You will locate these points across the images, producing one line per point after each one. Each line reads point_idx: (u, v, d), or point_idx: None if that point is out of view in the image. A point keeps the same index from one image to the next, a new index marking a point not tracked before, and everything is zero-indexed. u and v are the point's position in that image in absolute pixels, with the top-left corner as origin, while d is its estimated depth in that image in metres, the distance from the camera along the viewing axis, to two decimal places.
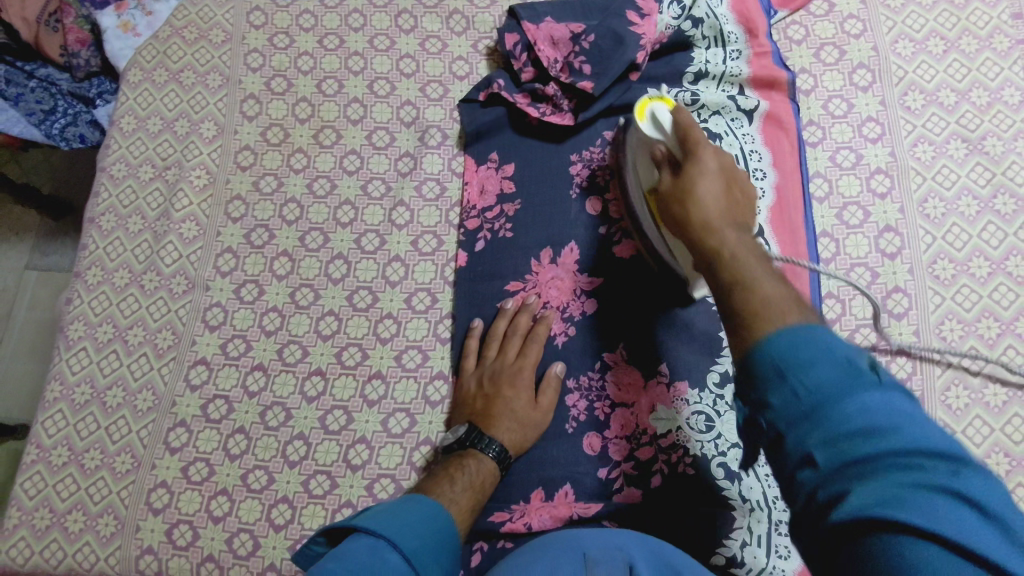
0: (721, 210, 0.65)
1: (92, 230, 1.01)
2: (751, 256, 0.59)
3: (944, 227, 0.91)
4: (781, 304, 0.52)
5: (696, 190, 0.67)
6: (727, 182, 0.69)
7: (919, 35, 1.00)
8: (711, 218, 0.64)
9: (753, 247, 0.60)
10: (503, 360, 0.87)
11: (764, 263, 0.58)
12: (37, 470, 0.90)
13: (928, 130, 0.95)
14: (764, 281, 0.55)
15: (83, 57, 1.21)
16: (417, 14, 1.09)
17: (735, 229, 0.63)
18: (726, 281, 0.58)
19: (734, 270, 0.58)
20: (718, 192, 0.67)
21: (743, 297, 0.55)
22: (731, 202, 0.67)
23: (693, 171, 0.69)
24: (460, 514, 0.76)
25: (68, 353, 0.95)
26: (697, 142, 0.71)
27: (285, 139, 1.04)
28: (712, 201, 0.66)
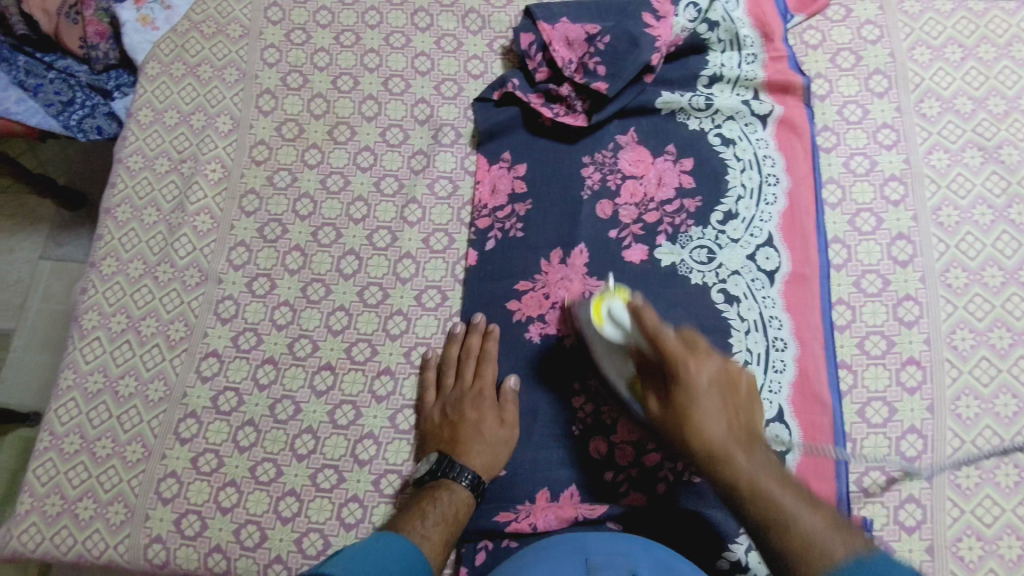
0: (728, 432, 0.67)
1: (108, 221, 1.02)
2: (779, 489, 0.62)
3: (958, 236, 0.90)
4: (829, 539, 0.57)
5: (699, 417, 0.68)
6: (723, 385, 0.70)
7: (937, 41, 0.99)
8: (721, 442, 0.66)
9: (771, 472, 0.64)
10: (461, 387, 0.88)
11: (786, 487, 0.62)
12: (49, 457, 0.91)
13: (943, 138, 0.95)
14: (801, 517, 0.60)
15: (102, 50, 1.22)
16: (433, 12, 1.10)
17: (743, 449, 0.66)
18: (758, 530, 0.61)
19: (767, 510, 0.61)
20: (718, 414, 0.68)
21: (783, 543, 0.59)
22: (730, 417, 0.69)
23: (687, 409, 0.68)
24: (432, 550, 0.76)
25: (82, 342, 0.96)
26: (680, 353, 0.70)
27: (299, 135, 1.05)
28: (716, 430, 0.67)
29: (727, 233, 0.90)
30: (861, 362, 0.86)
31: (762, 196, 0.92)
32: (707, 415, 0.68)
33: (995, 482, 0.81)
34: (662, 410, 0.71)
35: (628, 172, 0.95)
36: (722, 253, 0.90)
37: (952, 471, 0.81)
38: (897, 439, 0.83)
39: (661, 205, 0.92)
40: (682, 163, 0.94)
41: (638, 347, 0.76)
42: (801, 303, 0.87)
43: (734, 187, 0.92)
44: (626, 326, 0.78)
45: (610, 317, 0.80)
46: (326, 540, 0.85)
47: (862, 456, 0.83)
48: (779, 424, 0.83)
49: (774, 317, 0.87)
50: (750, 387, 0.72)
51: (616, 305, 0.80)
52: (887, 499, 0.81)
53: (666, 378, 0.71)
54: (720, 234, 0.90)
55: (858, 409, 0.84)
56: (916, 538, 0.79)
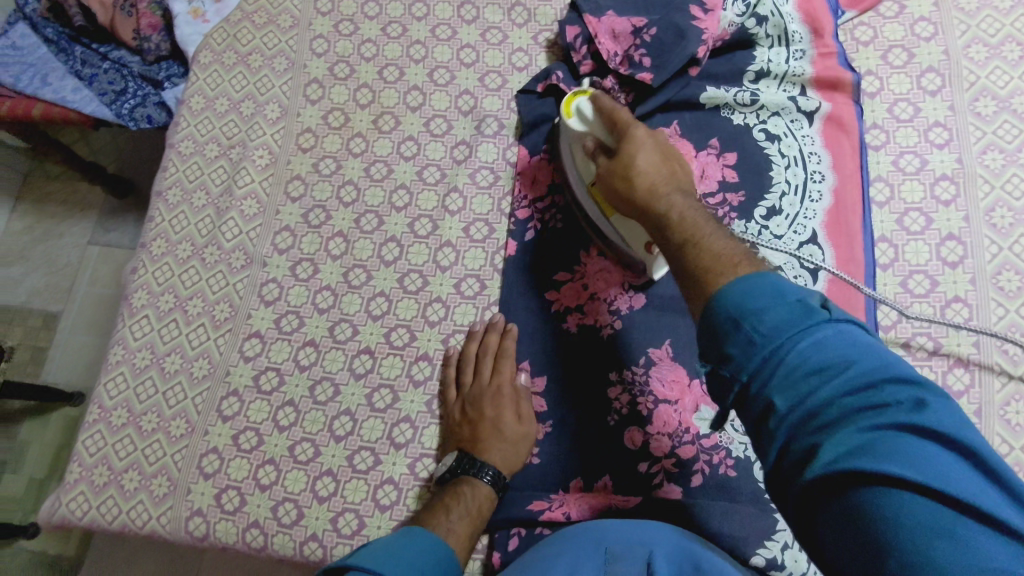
0: (663, 176, 0.71)
1: (159, 204, 1.05)
2: (702, 223, 0.64)
3: (1012, 238, 0.88)
4: (732, 257, 0.58)
5: (640, 160, 0.72)
6: (663, 156, 0.74)
7: (994, 39, 0.97)
8: (653, 185, 0.70)
9: (697, 209, 0.67)
10: (480, 384, 0.87)
11: (712, 224, 0.64)
12: (98, 429, 0.94)
13: (998, 138, 0.92)
14: (714, 239, 0.61)
15: (154, 42, 1.26)
16: (479, 5, 1.10)
17: (679, 194, 0.69)
18: (678, 249, 0.63)
19: (687, 233, 0.63)
20: (655, 163, 0.72)
21: (700, 259, 0.59)
22: (665, 165, 0.73)
23: (625, 160, 0.73)
24: (458, 543, 0.77)
25: (131, 320, 0.99)
26: (627, 121, 0.76)
27: (345, 124, 1.07)
28: (648, 166, 0.72)
29: (770, 229, 0.89)
30: (906, 363, 0.84)
31: (807, 192, 0.91)
32: (645, 156, 0.72)
33: None
34: (611, 165, 0.75)
35: None
36: (764, 248, 0.89)
37: None
38: None
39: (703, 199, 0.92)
40: (725, 157, 0.93)
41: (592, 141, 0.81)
42: (845, 303, 0.86)
43: (778, 183, 0.91)
44: (588, 118, 0.81)
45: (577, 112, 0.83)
46: (361, 520, 0.86)
47: None
48: None
49: None
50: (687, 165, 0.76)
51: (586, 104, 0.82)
52: None
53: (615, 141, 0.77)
54: (763, 230, 0.89)
55: None
56: None
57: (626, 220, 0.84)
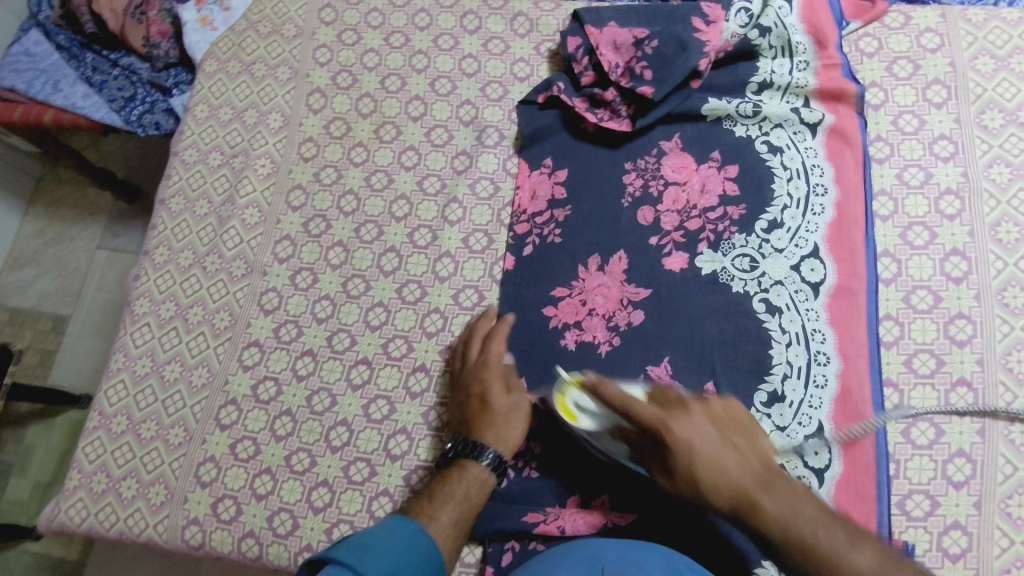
0: (743, 472, 0.65)
1: (162, 212, 1.06)
2: (811, 515, 0.61)
3: (1018, 254, 0.86)
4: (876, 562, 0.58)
5: (709, 454, 0.66)
6: (719, 427, 0.70)
7: (1002, 51, 0.96)
8: (741, 486, 0.64)
9: (806, 503, 0.62)
10: (469, 362, 0.88)
11: (824, 513, 0.61)
12: (97, 436, 0.95)
13: (1005, 151, 0.91)
14: (845, 553, 0.58)
15: (163, 48, 1.27)
16: (481, 15, 1.10)
17: (764, 489, 0.64)
18: (799, 567, 0.60)
19: (808, 542, 0.59)
20: (720, 445, 0.67)
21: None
22: (731, 446, 0.68)
23: (686, 458, 0.67)
24: (441, 531, 0.75)
25: (133, 327, 1.00)
26: (653, 412, 0.69)
27: (347, 133, 1.07)
28: (730, 467, 0.66)
29: (771, 243, 0.88)
30: (908, 380, 0.83)
31: (809, 206, 0.90)
32: (717, 463, 0.66)
33: None
34: (671, 471, 0.68)
35: (671, 178, 0.94)
36: (765, 262, 0.88)
37: (1004, 499, 0.78)
38: (944, 463, 0.80)
39: (704, 212, 0.91)
40: (726, 170, 0.93)
41: (627, 432, 0.75)
42: (846, 318, 0.85)
43: (780, 196, 0.90)
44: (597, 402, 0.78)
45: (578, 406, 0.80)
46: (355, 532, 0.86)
47: (905, 479, 0.80)
48: (819, 441, 0.81)
49: (817, 331, 0.84)
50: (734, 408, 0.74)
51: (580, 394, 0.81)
52: (931, 524, 0.78)
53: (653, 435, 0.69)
54: (764, 243, 0.88)
55: (903, 429, 0.81)
56: (961, 567, 0.76)
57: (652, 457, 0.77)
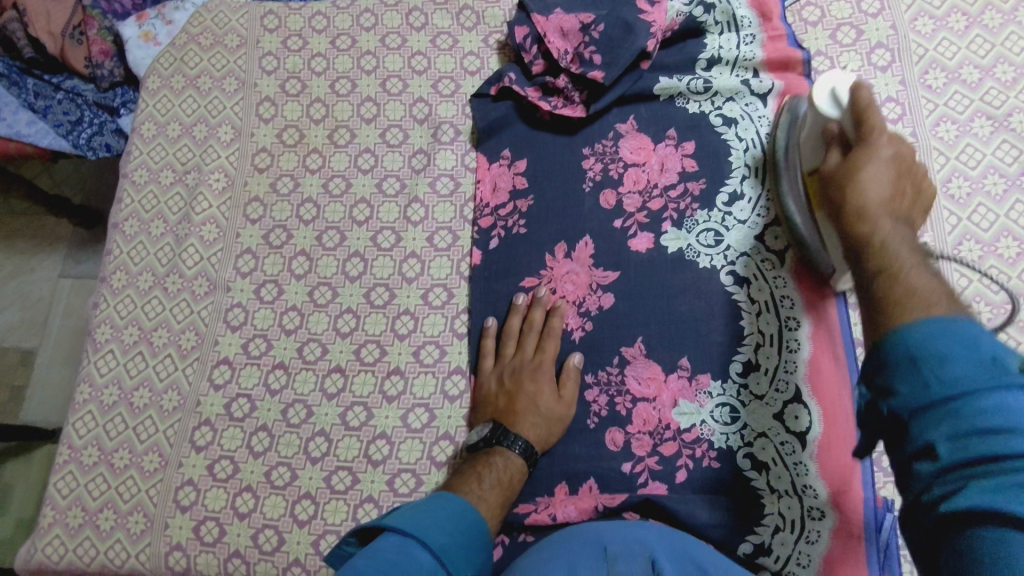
0: (890, 197, 0.58)
1: (117, 236, 1.03)
2: (911, 257, 0.52)
3: (969, 208, 0.88)
4: (932, 296, 0.48)
5: (863, 172, 0.60)
6: (902, 172, 0.60)
7: (939, 11, 0.98)
8: (873, 203, 0.57)
9: (910, 240, 0.54)
10: (522, 357, 0.87)
11: (921, 260, 0.52)
12: (69, 470, 0.92)
13: (950, 109, 0.93)
14: (915, 274, 0.50)
15: (107, 67, 1.24)
16: (427, 11, 1.09)
17: (894, 219, 0.56)
18: (870, 275, 0.52)
19: (883, 262, 0.52)
20: (891, 181, 0.59)
21: (883, 288, 0.50)
22: (903, 193, 0.59)
23: (863, 156, 0.62)
24: (489, 510, 0.76)
25: (96, 355, 0.98)
26: (877, 120, 0.64)
27: (300, 141, 1.05)
28: (880, 191, 0.58)
29: (733, 215, 0.89)
30: None
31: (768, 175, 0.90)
32: (875, 177, 0.59)
33: None
34: (837, 159, 0.65)
35: (630, 160, 0.94)
36: (729, 235, 0.89)
37: None
38: None
39: (665, 191, 0.92)
40: (684, 146, 0.93)
41: (835, 128, 0.71)
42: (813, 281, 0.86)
43: (738, 168, 0.91)
44: (843, 103, 0.72)
45: (829, 96, 0.74)
46: None
47: None
48: (797, 404, 0.81)
49: (785, 297, 0.85)
50: (927, 194, 0.62)
51: (841, 86, 0.74)
52: None
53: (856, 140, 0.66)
54: (727, 216, 0.89)
55: None
56: None
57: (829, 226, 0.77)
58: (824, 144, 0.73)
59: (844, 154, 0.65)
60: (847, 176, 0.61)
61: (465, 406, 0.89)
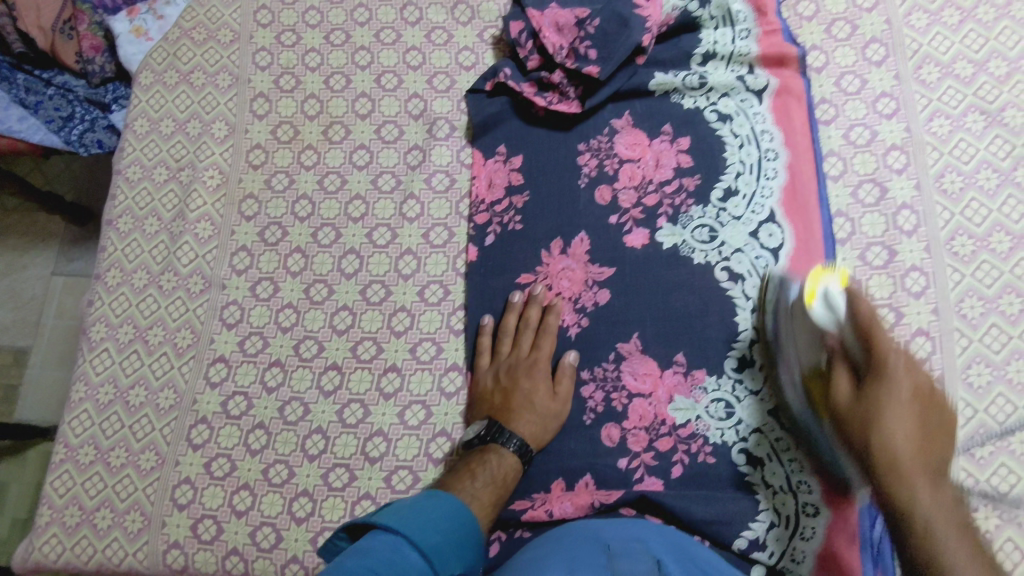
0: (915, 450, 0.61)
1: (111, 234, 1.03)
2: (952, 532, 0.55)
3: (962, 203, 0.89)
4: (951, 544, 0.54)
5: (885, 424, 0.63)
6: (923, 409, 0.64)
7: (934, 6, 0.98)
8: (905, 460, 0.60)
9: (953, 512, 0.57)
10: (517, 355, 0.88)
11: (966, 535, 0.55)
12: (66, 469, 0.92)
13: (944, 104, 0.93)
14: (958, 555, 0.53)
15: (98, 62, 1.23)
16: (421, 5, 1.09)
17: (928, 478, 0.59)
18: (911, 551, 0.56)
19: (924, 551, 0.55)
20: (912, 427, 0.62)
21: (904, 517, 0.58)
22: (928, 433, 0.62)
23: (882, 394, 0.65)
24: (481, 509, 0.76)
25: (91, 354, 0.97)
26: (883, 337, 0.68)
27: (295, 137, 1.05)
28: (905, 437, 0.62)
29: (728, 211, 0.89)
30: None
31: (762, 171, 0.91)
32: (895, 425, 0.62)
33: (1011, 450, 0.80)
34: (851, 390, 0.68)
35: (625, 156, 0.94)
36: (724, 231, 0.89)
37: (965, 441, 0.81)
38: None
39: (660, 187, 0.92)
40: (679, 142, 0.93)
41: (833, 335, 0.73)
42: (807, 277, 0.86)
43: (733, 164, 0.91)
44: (838, 310, 0.73)
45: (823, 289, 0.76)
46: None
47: None
48: None
49: None
50: (949, 416, 0.65)
51: (835, 287, 0.75)
52: None
53: (867, 367, 0.68)
54: (721, 212, 0.89)
55: None
56: None
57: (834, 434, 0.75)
58: (818, 347, 0.75)
59: (858, 389, 0.68)
60: (867, 425, 0.64)
61: (461, 403, 0.90)
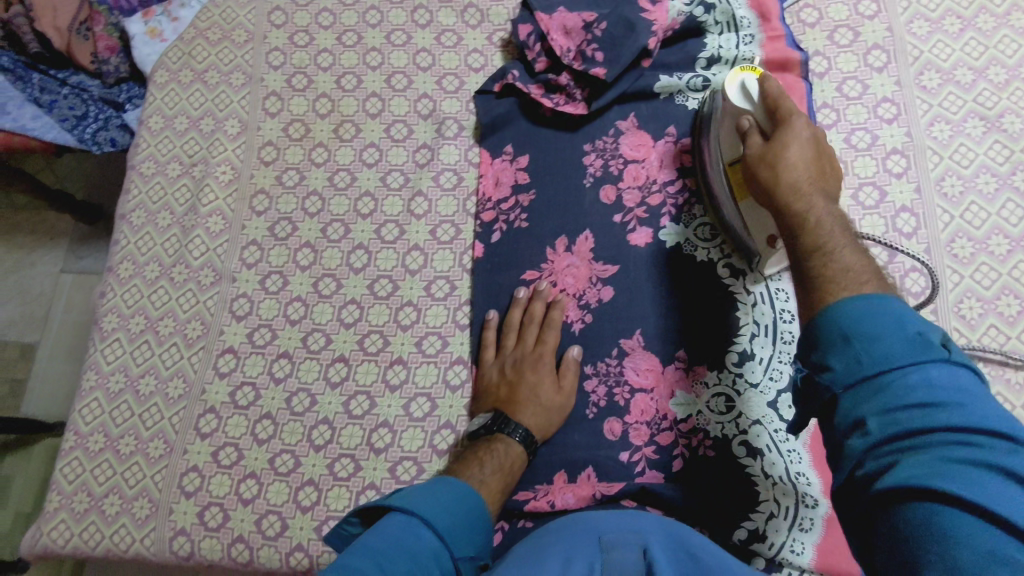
0: (812, 177, 0.65)
1: (124, 226, 1.05)
2: (841, 237, 0.59)
3: (962, 206, 0.90)
4: (862, 276, 0.56)
5: (786, 158, 0.66)
6: (819, 153, 0.67)
7: (935, 14, 1.00)
8: (800, 183, 0.64)
9: (836, 217, 0.62)
10: (522, 349, 0.89)
11: (849, 237, 0.60)
12: (75, 456, 0.94)
13: (944, 109, 0.95)
14: (844, 252, 0.58)
15: (113, 63, 1.26)
16: (432, 9, 1.11)
17: (821, 195, 0.64)
18: (805, 253, 0.60)
19: (817, 241, 0.60)
20: (810, 159, 0.66)
21: (822, 266, 0.58)
22: (821, 166, 0.67)
23: (787, 139, 0.68)
24: (490, 495, 0.78)
25: (103, 344, 0.99)
26: (791, 105, 0.70)
27: (306, 134, 1.07)
28: (801, 159, 0.66)
29: None
30: None
31: None
32: (796, 163, 0.65)
33: None
34: (761, 143, 0.71)
35: (630, 157, 0.96)
36: None
37: None
38: None
39: (664, 187, 0.94)
40: (683, 143, 0.96)
41: (746, 115, 0.76)
42: None
43: None
44: (751, 91, 0.77)
45: (739, 87, 0.79)
46: None
47: None
48: (790, 394, 0.83)
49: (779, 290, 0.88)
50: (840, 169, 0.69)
51: (750, 77, 0.78)
52: None
53: (774, 127, 0.71)
54: None
55: None
56: None
57: (757, 206, 0.79)
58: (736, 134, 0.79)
59: (767, 140, 0.71)
60: (773, 160, 0.67)
61: (466, 396, 0.91)
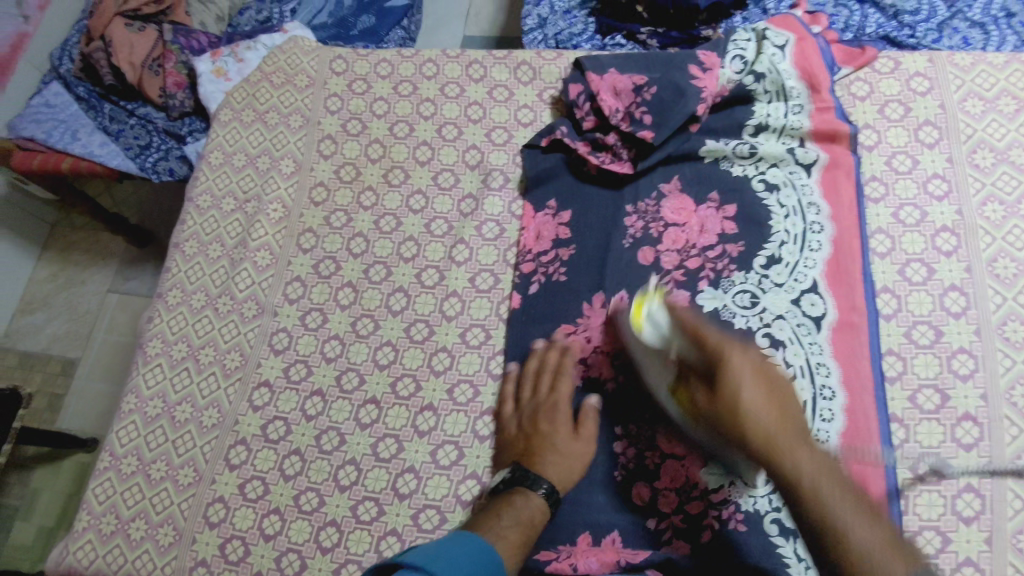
0: (773, 420, 0.64)
1: (176, 255, 1.08)
2: (833, 488, 0.60)
3: (1015, 288, 0.88)
4: (883, 552, 0.55)
5: (739, 391, 0.65)
6: (763, 372, 0.67)
7: (990, 93, 0.99)
8: (774, 446, 0.63)
9: (822, 463, 0.62)
10: (538, 398, 0.88)
11: (842, 484, 0.60)
12: (108, 477, 0.95)
13: (998, 189, 0.93)
14: (857, 529, 0.57)
15: (178, 98, 1.31)
16: (486, 64, 1.15)
17: (798, 440, 0.63)
18: (818, 533, 0.59)
19: (822, 511, 0.59)
20: (763, 399, 0.65)
21: (840, 559, 0.57)
22: (773, 399, 0.66)
23: (728, 384, 0.66)
24: (509, 549, 0.75)
25: (144, 368, 1.02)
26: (717, 337, 0.69)
27: (356, 178, 1.10)
28: (761, 411, 0.65)
29: (771, 278, 0.90)
30: (913, 416, 0.84)
31: (806, 242, 0.91)
32: (747, 387, 0.66)
33: None
34: (708, 403, 0.68)
35: (671, 220, 0.96)
36: (765, 298, 0.88)
37: (1014, 534, 0.78)
38: (953, 498, 0.80)
39: (703, 252, 0.93)
40: (725, 210, 0.95)
41: (672, 350, 0.75)
42: (848, 353, 0.85)
43: (778, 232, 0.92)
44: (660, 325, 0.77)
45: (650, 321, 0.79)
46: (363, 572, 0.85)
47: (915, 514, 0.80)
48: None
49: (822, 365, 0.85)
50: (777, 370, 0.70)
51: (655, 310, 0.79)
52: (945, 560, 0.78)
53: (707, 365, 0.69)
54: (764, 279, 0.90)
55: (910, 465, 0.82)
56: None
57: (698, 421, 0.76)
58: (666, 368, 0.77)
59: (709, 394, 0.68)
60: (731, 411, 0.65)
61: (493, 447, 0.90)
